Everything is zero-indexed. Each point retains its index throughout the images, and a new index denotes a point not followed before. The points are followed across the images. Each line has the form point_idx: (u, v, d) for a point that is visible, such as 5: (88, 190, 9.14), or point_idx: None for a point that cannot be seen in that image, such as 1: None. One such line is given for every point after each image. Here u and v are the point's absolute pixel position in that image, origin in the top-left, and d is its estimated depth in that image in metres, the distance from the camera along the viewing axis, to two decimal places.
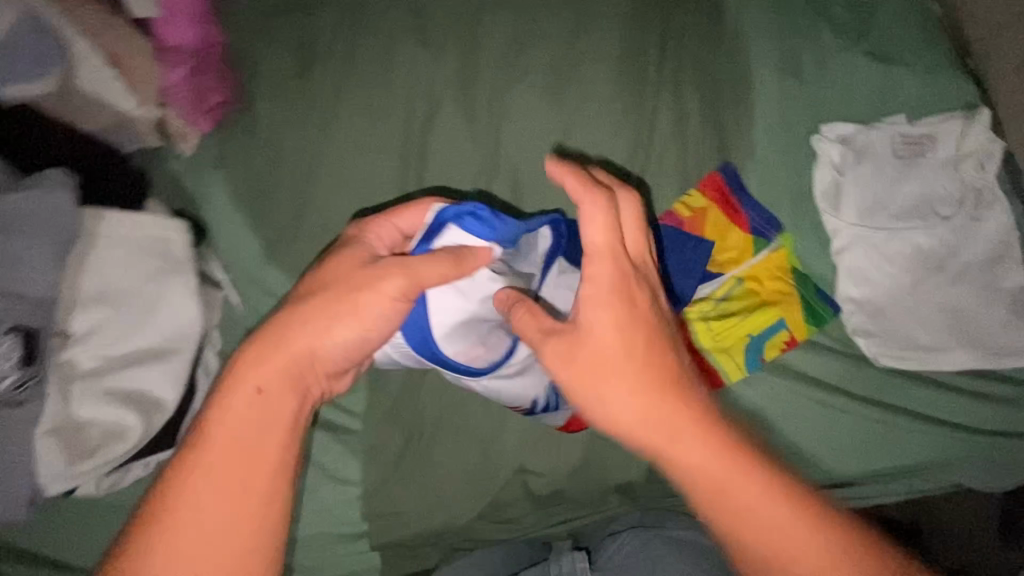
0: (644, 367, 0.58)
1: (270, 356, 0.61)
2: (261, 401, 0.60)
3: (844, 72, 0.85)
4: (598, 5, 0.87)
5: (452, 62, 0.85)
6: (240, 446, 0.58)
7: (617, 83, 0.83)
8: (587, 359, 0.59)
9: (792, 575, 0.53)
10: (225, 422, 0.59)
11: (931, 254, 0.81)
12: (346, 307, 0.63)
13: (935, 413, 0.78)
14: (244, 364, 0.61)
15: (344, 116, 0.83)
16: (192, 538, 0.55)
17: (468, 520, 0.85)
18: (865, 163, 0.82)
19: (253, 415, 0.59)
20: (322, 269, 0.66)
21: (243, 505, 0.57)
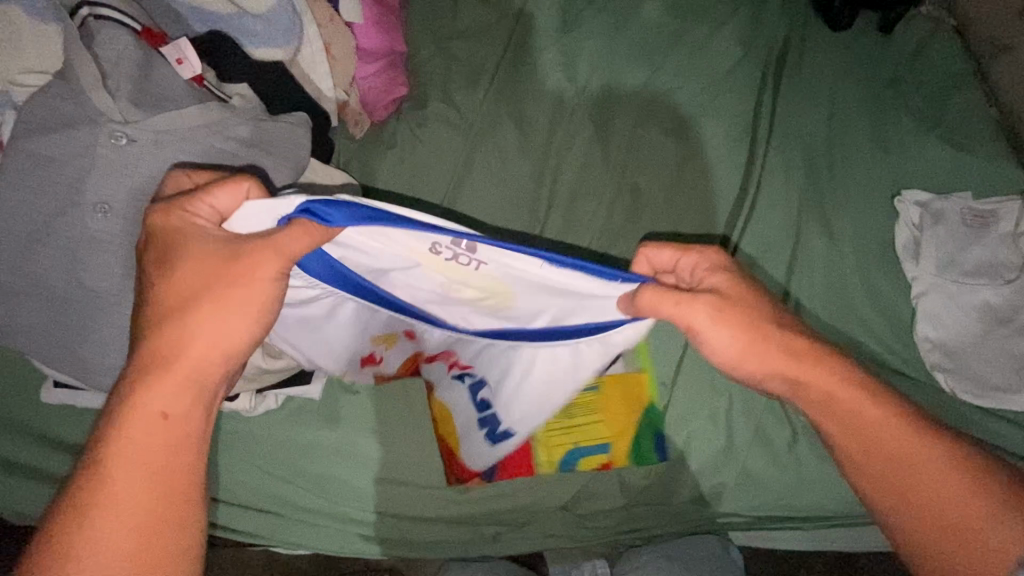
0: (793, 350, 0.63)
1: (173, 368, 0.57)
2: (151, 425, 0.56)
3: (918, 150, 1.01)
4: (713, 71, 1.05)
5: (592, 99, 1.02)
6: (152, 456, 0.55)
7: (726, 134, 1.01)
8: (742, 350, 0.63)
9: (914, 478, 0.61)
10: (124, 449, 0.55)
11: (1000, 308, 0.92)
12: (231, 315, 0.58)
13: (1000, 445, 0.87)
14: (141, 383, 0.56)
15: (498, 125, 0.99)
16: (100, 560, 0.52)
17: (557, 505, 0.89)
18: (941, 225, 0.96)
19: (146, 440, 0.55)
20: (175, 269, 0.58)
21: (144, 526, 0.54)
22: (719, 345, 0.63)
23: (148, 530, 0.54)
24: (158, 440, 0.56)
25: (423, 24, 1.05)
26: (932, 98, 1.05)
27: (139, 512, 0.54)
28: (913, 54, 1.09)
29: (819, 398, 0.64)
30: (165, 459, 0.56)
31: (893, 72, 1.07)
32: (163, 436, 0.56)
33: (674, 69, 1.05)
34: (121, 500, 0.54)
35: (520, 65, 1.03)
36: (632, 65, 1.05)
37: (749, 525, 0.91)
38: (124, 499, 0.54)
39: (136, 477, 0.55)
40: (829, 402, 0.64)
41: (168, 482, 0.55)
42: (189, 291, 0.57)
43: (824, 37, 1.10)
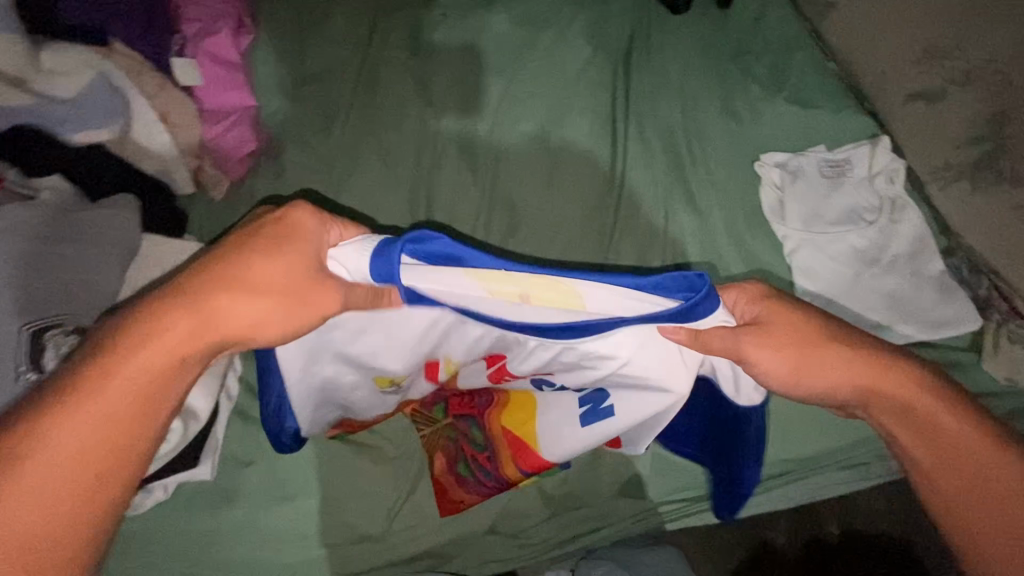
0: (870, 363, 0.63)
1: (202, 329, 0.57)
2: (153, 375, 0.55)
3: (769, 114, 1.06)
4: (568, 74, 1.08)
5: (453, 120, 1.03)
6: (146, 401, 0.55)
7: (588, 131, 1.03)
8: (809, 366, 0.63)
9: (985, 486, 0.61)
10: (117, 380, 0.54)
11: (866, 250, 0.96)
12: (278, 306, 0.59)
13: None
14: (170, 326, 0.55)
15: (360, 162, 0.98)
16: (35, 491, 0.50)
17: (486, 532, 0.88)
18: (800, 182, 1.00)
19: (135, 383, 0.54)
20: (262, 255, 0.59)
21: (78, 480, 0.52)
22: (778, 367, 0.62)
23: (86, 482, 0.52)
24: (148, 396, 0.55)
25: (273, 71, 1.04)
26: (774, 63, 1.10)
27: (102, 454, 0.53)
28: (752, 24, 1.14)
29: (896, 406, 0.63)
30: (139, 412, 0.54)
31: (735, 45, 1.12)
32: (156, 393, 0.55)
33: (530, 77, 1.07)
34: (83, 434, 0.52)
35: (377, 99, 1.03)
36: (488, 80, 1.07)
37: (679, 514, 0.93)
38: (81, 435, 0.52)
39: (104, 418, 0.53)
40: (905, 408, 0.63)
41: (127, 445, 0.54)
42: (264, 280, 0.58)
43: (668, 21, 1.14)
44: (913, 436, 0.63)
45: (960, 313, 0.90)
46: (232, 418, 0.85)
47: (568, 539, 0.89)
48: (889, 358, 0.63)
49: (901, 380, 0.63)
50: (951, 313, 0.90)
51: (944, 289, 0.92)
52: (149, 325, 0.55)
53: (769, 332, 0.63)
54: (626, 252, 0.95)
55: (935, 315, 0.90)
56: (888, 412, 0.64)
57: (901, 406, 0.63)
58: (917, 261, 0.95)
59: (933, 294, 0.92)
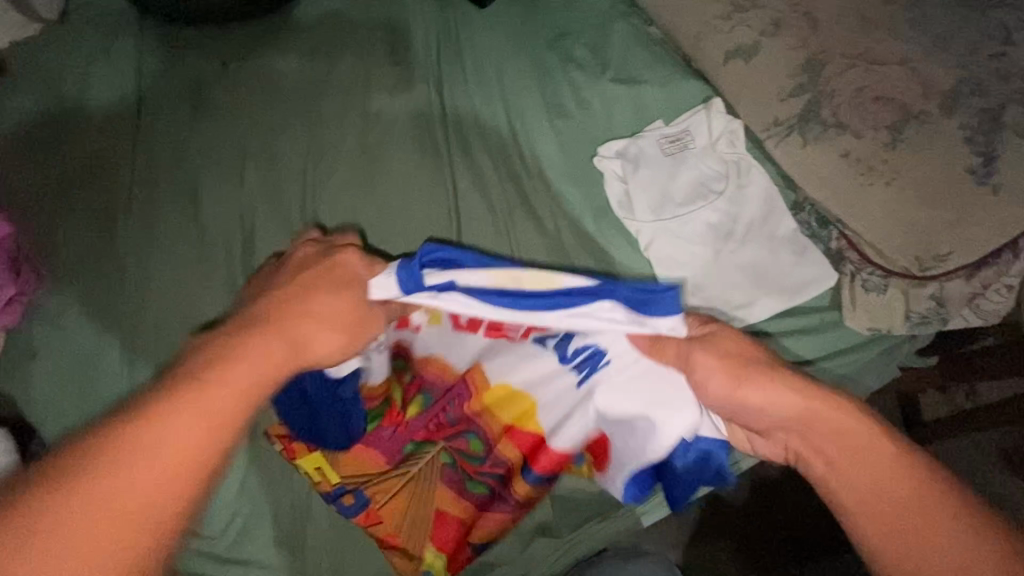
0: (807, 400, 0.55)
1: (270, 346, 0.50)
2: (232, 399, 0.45)
3: (599, 99, 0.99)
4: (378, 103, 0.97)
5: (258, 186, 0.91)
6: (225, 418, 0.44)
7: (412, 162, 0.93)
8: (742, 384, 0.55)
9: (910, 535, 0.49)
10: (203, 398, 0.44)
11: (721, 224, 0.92)
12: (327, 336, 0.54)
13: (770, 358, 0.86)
14: (245, 340, 0.49)
15: (157, 267, 0.85)
16: (108, 512, 0.38)
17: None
18: (642, 168, 0.95)
19: (192, 406, 0.43)
20: (319, 289, 0.56)
21: (161, 494, 0.40)
22: (712, 382, 0.56)
23: (132, 535, 0.38)
24: (216, 439, 0.43)
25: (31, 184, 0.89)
26: (594, 43, 1.03)
27: (167, 479, 0.40)
28: (564, 4, 1.06)
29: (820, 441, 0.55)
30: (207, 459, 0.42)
31: (552, 30, 1.04)
32: (231, 433, 0.44)
33: (336, 119, 0.96)
34: (147, 477, 0.40)
35: (166, 189, 0.90)
36: (290, 132, 0.94)
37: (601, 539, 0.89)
38: (149, 464, 0.40)
39: (182, 449, 0.41)
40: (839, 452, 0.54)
41: (200, 459, 0.42)
42: (326, 310, 0.55)
43: (475, 20, 1.04)
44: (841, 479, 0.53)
45: (818, 271, 0.89)
46: None
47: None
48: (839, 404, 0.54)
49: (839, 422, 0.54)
50: (812, 272, 0.89)
51: (798, 250, 0.90)
52: (219, 351, 0.47)
53: (713, 349, 0.57)
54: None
55: (794, 279, 0.89)
56: (823, 459, 0.55)
57: (834, 449, 0.54)
58: (770, 224, 0.92)
59: (789, 257, 0.90)
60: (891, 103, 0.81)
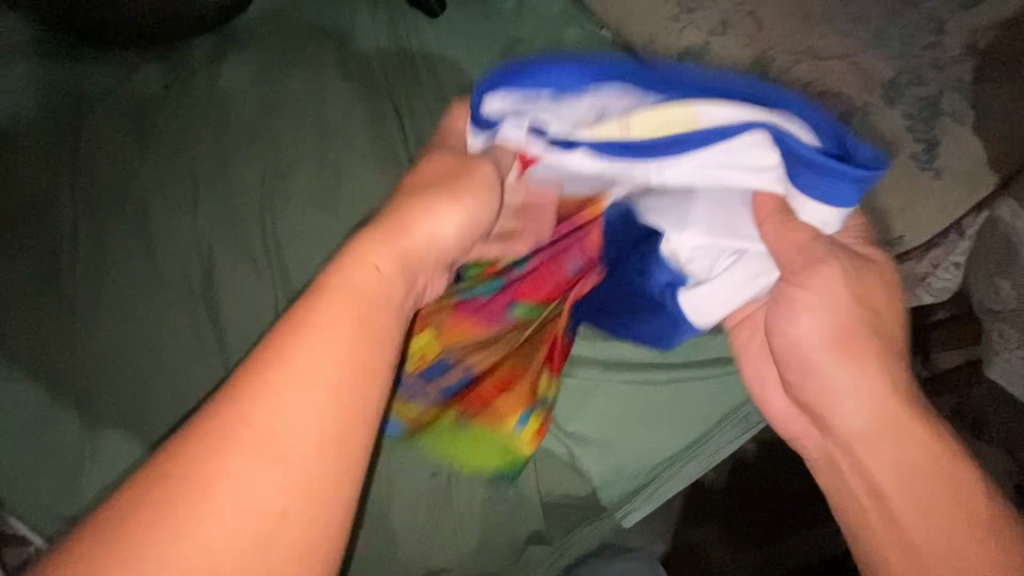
0: (904, 432, 0.55)
1: (322, 355, 0.42)
2: (377, 299, 0.45)
3: None
4: (334, 121, 0.95)
5: (214, 215, 0.87)
6: (327, 423, 0.40)
7: (373, 179, 0.91)
8: (833, 366, 0.57)
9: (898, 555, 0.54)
10: (332, 330, 0.43)
11: None
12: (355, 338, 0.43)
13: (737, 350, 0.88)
14: (298, 344, 0.42)
15: (112, 309, 0.82)
16: (231, 536, 0.37)
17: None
18: None
19: (341, 315, 0.43)
20: (340, 268, 0.46)
21: (292, 509, 0.39)
22: (823, 332, 0.57)
23: (306, 473, 0.39)
24: (387, 351, 0.45)
25: None
26: (549, 47, 1.03)
27: (289, 490, 0.39)
28: (516, 10, 1.06)
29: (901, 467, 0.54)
30: (353, 381, 0.42)
31: (507, 36, 1.04)
32: (395, 345, 0.46)
33: (292, 139, 0.93)
34: (326, 397, 0.41)
35: (116, 226, 0.86)
36: (243, 156, 0.91)
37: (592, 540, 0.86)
38: (308, 393, 0.40)
39: (317, 391, 0.41)
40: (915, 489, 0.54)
41: (326, 466, 0.40)
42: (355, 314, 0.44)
43: (428, 31, 1.03)
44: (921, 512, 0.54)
45: None
46: None
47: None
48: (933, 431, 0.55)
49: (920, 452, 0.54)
50: None
51: None
52: (285, 347, 0.42)
53: (840, 308, 0.56)
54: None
55: None
56: (905, 482, 0.54)
57: (924, 487, 0.54)
58: None
59: None
60: (836, 96, 0.84)
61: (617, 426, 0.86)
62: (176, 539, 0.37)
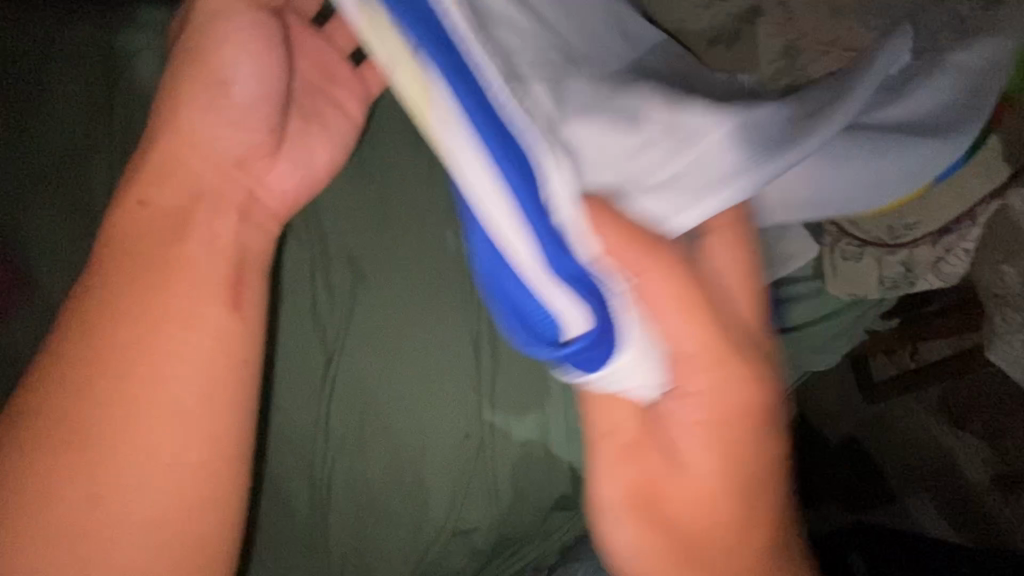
0: (711, 375, 0.59)
1: (95, 352, 0.58)
2: (148, 230, 0.63)
3: None
4: None
5: None
6: (168, 396, 0.58)
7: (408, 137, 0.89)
8: (642, 473, 0.65)
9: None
10: (157, 254, 0.62)
11: None
12: (193, 293, 0.62)
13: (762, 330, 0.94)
14: (118, 296, 0.60)
15: None
16: (139, 476, 0.56)
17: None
18: None
19: (153, 223, 0.64)
20: (117, 223, 0.64)
21: (155, 457, 0.57)
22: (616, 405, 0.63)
23: (172, 390, 0.58)
24: (200, 273, 0.63)
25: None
26: None
27: (175, 424, 0.58)
28: None
29: (699, 396, 0.60)
30: (221, 338, 0.61)
31: None
32: (217, 259, 0.64)
33: None
34: (177, 308, 0.61)
35: None
36: None
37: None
38: (175, 358, 0.59)
39: (154, 365, 0.58)
40: (722, 419, 0.60)
41: (222, 407, 0.60)
42: (144, 288, 0.61)
43: None
44: (699, 451, 0.62)
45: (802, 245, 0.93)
46: None
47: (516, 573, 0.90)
48: (735, 376, 0.59)
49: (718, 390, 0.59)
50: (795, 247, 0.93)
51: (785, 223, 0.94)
52: (124, 299, 0.60)
53: (689, 356, 0.58)
54: None
55: (780, 254, 0.93)
56: (709, 451, 0.61)
57: (703, 442, 0.61)
58: None
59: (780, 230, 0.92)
60: None
61: None
62: (92, 467, 0.55)
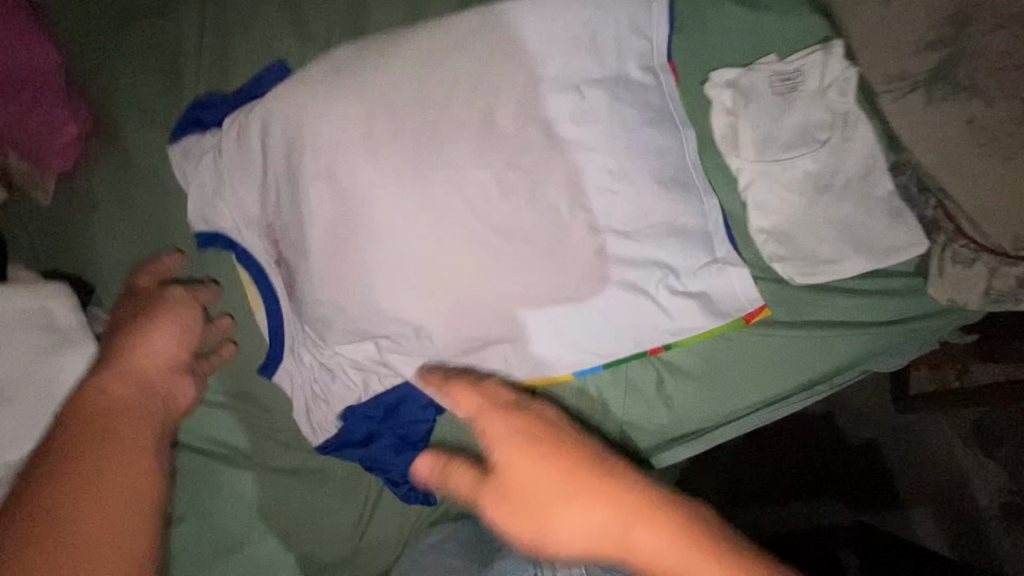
0: (566, 508, 0.50)
1: (84, 438, 0.54)
2: (113, 417, 0.57)
3: (717, 23, 0.95)
4: None
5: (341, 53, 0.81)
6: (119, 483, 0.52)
7: None
8: (532, 504, 0.51)
9: None
10: (91, 411, 0.57)
11: (819, 177, 0.90)
12: (132, 456, 0.54)
13: (854, 318, 0.90)
14: (72, 448, 0.53)
15: None
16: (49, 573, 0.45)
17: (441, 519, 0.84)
18: (752, 103, 0.91)
19: (101, 416, 0.57)
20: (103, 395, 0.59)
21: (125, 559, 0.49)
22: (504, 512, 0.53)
23: (136, 479, 0.53)
24: (151, 418, 0.60)
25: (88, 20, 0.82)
26: None
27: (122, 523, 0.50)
28: None
29: (529, 495, 0.52)
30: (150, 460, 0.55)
31: None
32: (153, 415, 0.61)
33: None
34: (131, 436, 0.56)
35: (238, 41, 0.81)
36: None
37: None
38: (114, 485, 0.51)
39: (114, 465, 0.53)
40: (633, 545, 0.47)
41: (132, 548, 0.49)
42: (120, 404, 0.59)
43: None
44: (570, 539, 0.49)
45: (911, 237, 0.88)
46: None
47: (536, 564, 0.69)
48: (609, 498, 0.49)
49: (605, 519, 0.48)
50: (901, 237, 0.88)
51: (893, 214, 0.89)
52: (78, 432, 0.54)
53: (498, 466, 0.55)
54: None
55: (885, 242, 0.88)
56: (575, 505, 0.50)
57: (587, 523, 0.49)
58: (869, 183, 0.90)
59: (882, 220, 0.88)
60: None
61: (717, 366, 0.89)
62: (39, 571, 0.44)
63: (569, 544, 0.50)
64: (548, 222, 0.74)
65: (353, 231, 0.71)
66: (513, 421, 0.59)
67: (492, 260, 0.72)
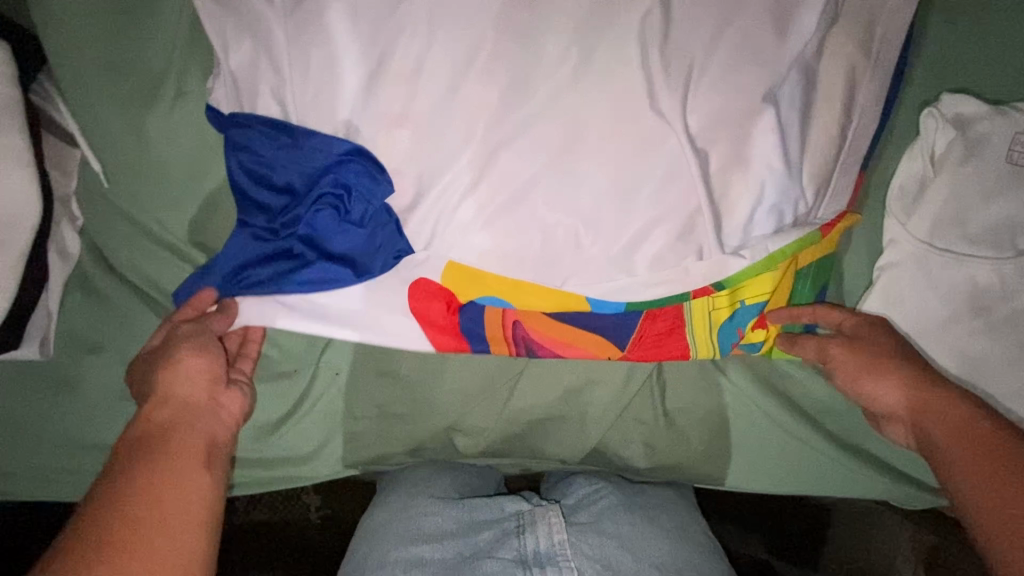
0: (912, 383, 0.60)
1: (150, 461, 0.50)
2: (175, 428, 0.53)
3: (980, 37, 0.68)
4: None
5: None
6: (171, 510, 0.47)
7: None
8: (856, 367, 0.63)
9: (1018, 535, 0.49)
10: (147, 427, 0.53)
11: (984, 293, 0.65)
12: (183, 486, 0.49)
13: (903, 466, 0.73)
14: (126, 475, 0.48)
15: None
16: None
17: (381, 465, 0.75)
18: (969, 162, 0.65)
19: (149, 437, 0.52)
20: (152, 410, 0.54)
21: None
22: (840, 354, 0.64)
23: (196, 515, 0.48)
24: (193, 430, 0.53)
25: None
26: None
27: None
28: None
29: (862, 361, 0.63)
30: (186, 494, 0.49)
31: None
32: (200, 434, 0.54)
33: None
34: (179, 449, 0.51)
35: None
36: None
37: (677, 504, 0.73)
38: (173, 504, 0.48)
39: (173, 498, 0.48)
40: (956, 441, 0.55)
41: None
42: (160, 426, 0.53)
43: None
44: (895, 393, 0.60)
45: None
46: (71, 286, 0.64)
47: (521, 559, 0.62)
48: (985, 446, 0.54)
49: (958, 424, 0.56)
50: None
51: None
52: (147, 448, 0.51)
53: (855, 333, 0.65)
54: (661, 230, 0.60)
55: None
56: (895, 381, 0.61)
57: (936, 411, 0.58)
58: None
59: None
60: None
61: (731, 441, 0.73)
62: None
63: (878, 394, 0.61)
64: (621, 232, 0.60)
65: (389, 140, 0.58)
66: (868, 321, 0.65)
67: (535, 252, 0.60)
